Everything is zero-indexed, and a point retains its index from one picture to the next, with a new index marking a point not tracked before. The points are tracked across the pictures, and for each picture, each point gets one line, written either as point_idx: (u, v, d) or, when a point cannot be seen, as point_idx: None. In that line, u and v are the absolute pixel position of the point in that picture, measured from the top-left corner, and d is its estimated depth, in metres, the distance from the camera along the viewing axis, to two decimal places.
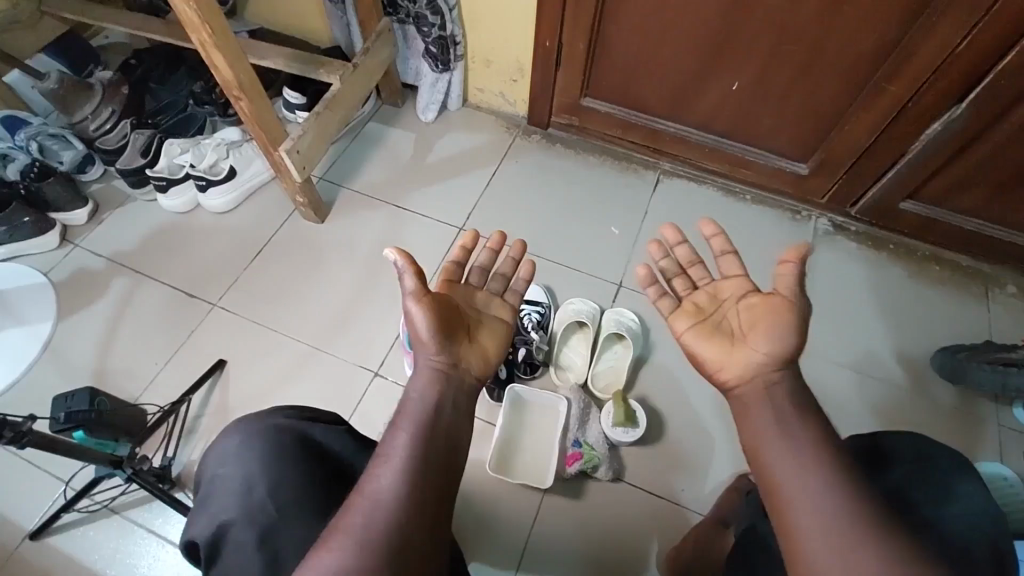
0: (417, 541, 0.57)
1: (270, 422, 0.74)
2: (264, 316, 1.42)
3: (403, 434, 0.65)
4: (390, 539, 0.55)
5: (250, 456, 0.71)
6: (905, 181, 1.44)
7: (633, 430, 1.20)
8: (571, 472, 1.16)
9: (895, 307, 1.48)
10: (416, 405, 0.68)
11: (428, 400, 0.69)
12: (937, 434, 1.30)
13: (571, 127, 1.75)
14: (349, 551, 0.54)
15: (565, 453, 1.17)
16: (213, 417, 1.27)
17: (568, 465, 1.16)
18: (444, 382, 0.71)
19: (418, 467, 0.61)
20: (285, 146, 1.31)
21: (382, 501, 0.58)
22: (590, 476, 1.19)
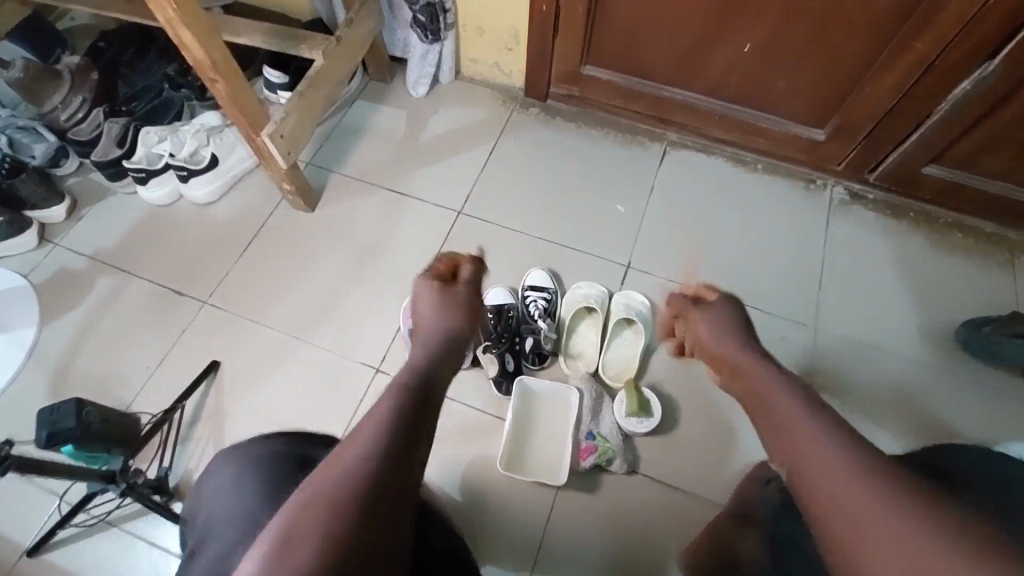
0: (386, 501, 0.56)
1: (267, 449, 0.73)
2: (257, 313, 1.35)
3: (383, 402, 0.65)
4: (363, 499, 0.54)
5: (247, 486, 0.68)
6: (930, 144, 1.35)
7: (647, 420, 1.17)
8: (585, 466, 1.12)
9: (917, 279, 1.42)
10: (404, 376, 0.70)
11: (421, 369, 0.73)
12: (962, 411, 1.26)
13: (571, 97, 1.65)
14: (312, 503, 0.53)
15: (578, 447, 1.13)
16: (208, 422, 1.23)
17: (582, 460, 1.12)
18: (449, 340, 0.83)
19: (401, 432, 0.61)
20: (268, 132, 1.21)
21: (363, 465, 0.56)
22: (604, 469, 1.15)
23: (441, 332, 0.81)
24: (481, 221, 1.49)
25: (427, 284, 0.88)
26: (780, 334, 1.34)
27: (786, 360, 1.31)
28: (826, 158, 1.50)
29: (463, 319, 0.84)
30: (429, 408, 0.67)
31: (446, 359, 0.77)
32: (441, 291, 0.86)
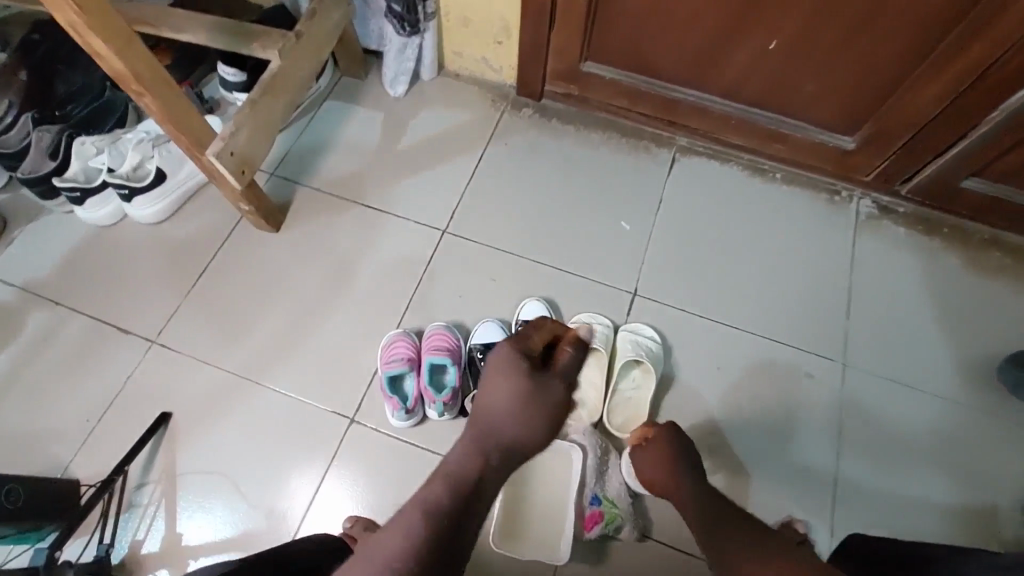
0: None
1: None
2: (214, 354, 1.19)
3: (400, 527, 0.54)
4: None
5: None
6: (974, 156, 1.20)
7: None
8: (590, 537, 0.99)
9: (952, 306, 1.28)
10: (437, 491, 0.57)
11: (463, 478, 0.59)
12: (1004, 458, 1.14)
13: (568, 97, 1.46)
14: None
15: (582, 515, 1.00)
16: (159, 485, 1.07)
17: (587, 529, 0.99)
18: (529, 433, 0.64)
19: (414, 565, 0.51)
20: (214, 149, 1.03)
21: None
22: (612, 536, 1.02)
23: (515, 432, 0.63)
24: (469, 241, 1.32)
25: (510, 356, 0.68)
26: (803, 371, 1.20)
27: (810, 401, 1.18)
28: (853, 168, 1.34)
29: (541, 425, 0.64)
30: (462, 536, 0.55)
31: (505, 466, 0.62)
32: (527, 378, 0.66)
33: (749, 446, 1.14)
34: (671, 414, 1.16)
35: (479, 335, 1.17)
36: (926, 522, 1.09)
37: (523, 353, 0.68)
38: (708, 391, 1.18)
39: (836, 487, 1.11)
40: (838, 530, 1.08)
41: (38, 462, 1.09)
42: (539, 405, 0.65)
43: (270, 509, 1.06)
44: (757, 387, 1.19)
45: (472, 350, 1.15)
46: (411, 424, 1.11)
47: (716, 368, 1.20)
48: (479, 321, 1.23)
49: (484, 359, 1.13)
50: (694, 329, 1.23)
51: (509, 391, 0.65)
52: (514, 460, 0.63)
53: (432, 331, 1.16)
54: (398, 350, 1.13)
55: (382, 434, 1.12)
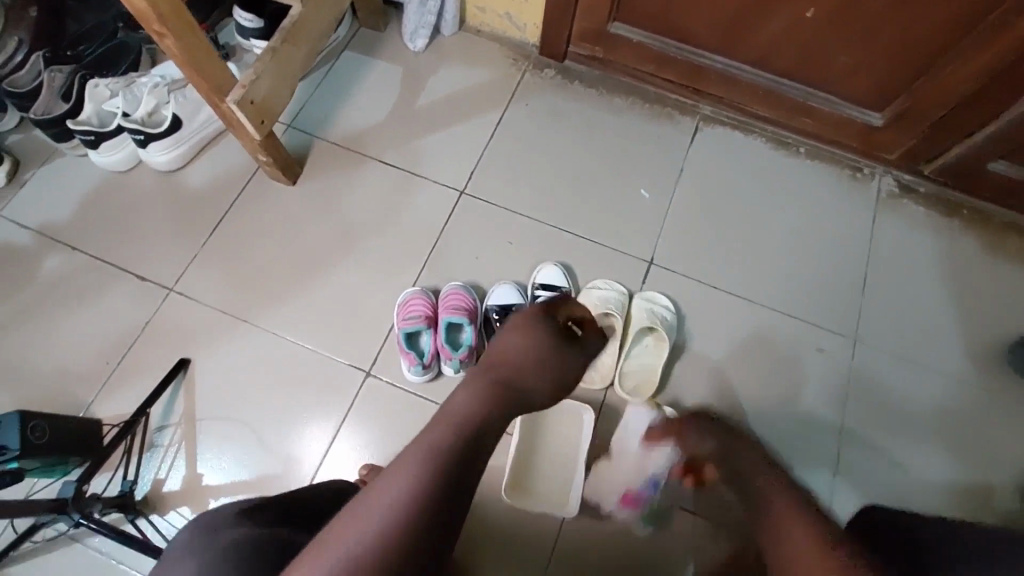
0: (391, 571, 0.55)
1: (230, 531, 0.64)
2: (230, 305, 1.20)
3: (413, 456, 0.63)
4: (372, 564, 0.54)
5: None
6: (1005, 138, 1.18)
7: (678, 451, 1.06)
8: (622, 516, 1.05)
9: (965, 288, 1.28)
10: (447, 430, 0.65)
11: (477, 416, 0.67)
12: (1003, 439, 1.16)
13: (592, 59, 1.43)
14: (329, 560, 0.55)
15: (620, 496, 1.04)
16: (180, 427, 1.10)
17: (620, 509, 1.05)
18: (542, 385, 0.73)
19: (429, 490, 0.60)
20: (233, 98, 1.01)
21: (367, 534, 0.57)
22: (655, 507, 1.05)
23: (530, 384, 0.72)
24: (487, 203, 1.31)
25: (531, 319, 0.78)
26: (813, 345, 1.22)
27: (817, 375, 1.19)
28: (879, 145, 1.33)
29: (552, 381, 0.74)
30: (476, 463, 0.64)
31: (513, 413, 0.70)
32: (545, 341, 0.75)
33: (756, 415, 1.17)
34: (681, 382, 1.17)
35: (495, 297, 1.18)
36: (922, 496, 1.13)
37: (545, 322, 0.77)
38: (719, 361, 1.20)
39: (838, 459, 1.14)
40: (837, 499, 1.11)
41: (59, 400, 1.12)
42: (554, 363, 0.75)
43: (287, 455, 1.09)
44: (767, 360, 1.20)
45: (488, 312, 1.16)
46: (425, 380, 1.12)
47: (728, 340, 1.21)
48: (495, 282, 1.24)
49: (500, 319, 1.14)
50: (708, 299, 1.24)
51: (524, 343, 0.75)
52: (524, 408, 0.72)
53: (449, 291, 1.16)
54: (414, 307, 1.13)
55: (397, 388, 1.13)
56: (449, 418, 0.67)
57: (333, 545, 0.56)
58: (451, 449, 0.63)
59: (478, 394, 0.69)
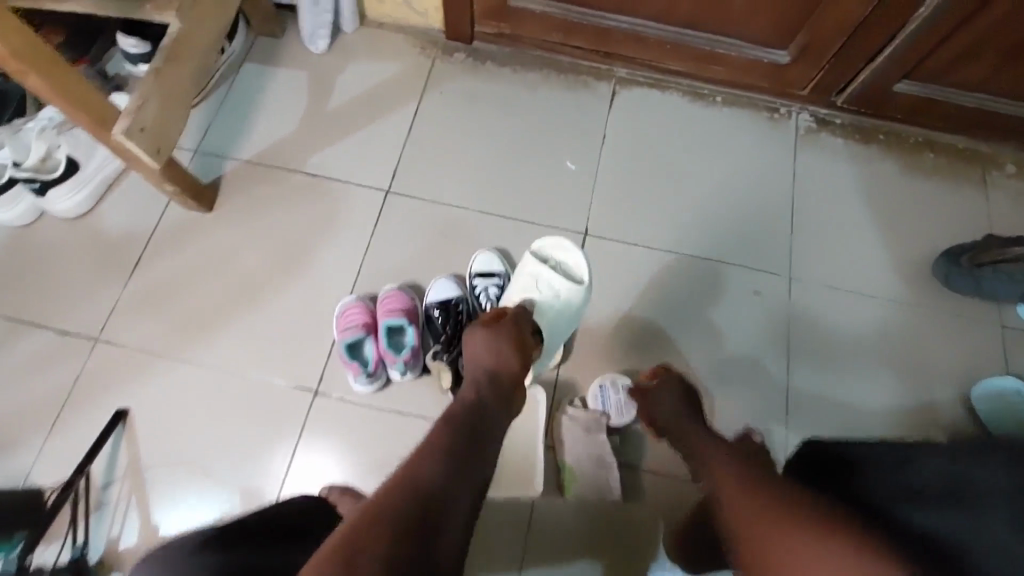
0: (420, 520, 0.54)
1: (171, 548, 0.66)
2: (161, 346, 1.15)
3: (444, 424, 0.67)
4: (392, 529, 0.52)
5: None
6: (904, 58, 1.21)
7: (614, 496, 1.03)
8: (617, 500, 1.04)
9: (890, 210, 1.31)
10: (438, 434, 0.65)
11: (457, 422, 0.68)
12: (941, 349, 1.21)
13: (500, 37, 1.40)
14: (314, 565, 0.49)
15: (609, 487, 1.04)
16: (126, 481, 1.06)
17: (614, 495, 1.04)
18: (501, 335, 0.85)
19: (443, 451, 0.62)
20: (120, 127, 0.96)
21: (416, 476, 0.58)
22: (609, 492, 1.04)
23: (496, 360, 0.82)
24: (412, 199, 1.28)
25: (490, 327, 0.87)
26: (752, 290, 1.24)
27: (760, 316, 1.22)
28: (790, 83, 1.34)
29: (509, 353, 0.83)
30: (480, 445, 0.66)
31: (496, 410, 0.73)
32: (505, 324, 0.87)
33: (706, 365, 1.18)
34: (631, 345, 1.18)
35: (435, 292, 1.16)
36: (872, 414, 1.16)
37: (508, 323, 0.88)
38: (665, 317, 1.21)
39: (787, 394, 1.17)
40: (792, 431, 1.14)
41: None
42: (508, 347, 0.84)
43: (244, 487, 1.07)
44: (710, 311, 1.22)
45: (429, 309, 1.14)
46: (375, 389, 1.11)
47: (670, 296, 1.22)
48: (433, 278, 1.22)
49: (442, 316, 1.13)
50: (646, 260, 1.25)
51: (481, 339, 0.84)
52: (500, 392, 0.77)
53: (386, 294, 1.14)
54: (352, 317, 1.11)
55: (348, 401, 1.11)
56: (438, 442, 0.63)
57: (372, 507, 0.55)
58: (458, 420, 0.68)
59: (494, 345, 0.83)
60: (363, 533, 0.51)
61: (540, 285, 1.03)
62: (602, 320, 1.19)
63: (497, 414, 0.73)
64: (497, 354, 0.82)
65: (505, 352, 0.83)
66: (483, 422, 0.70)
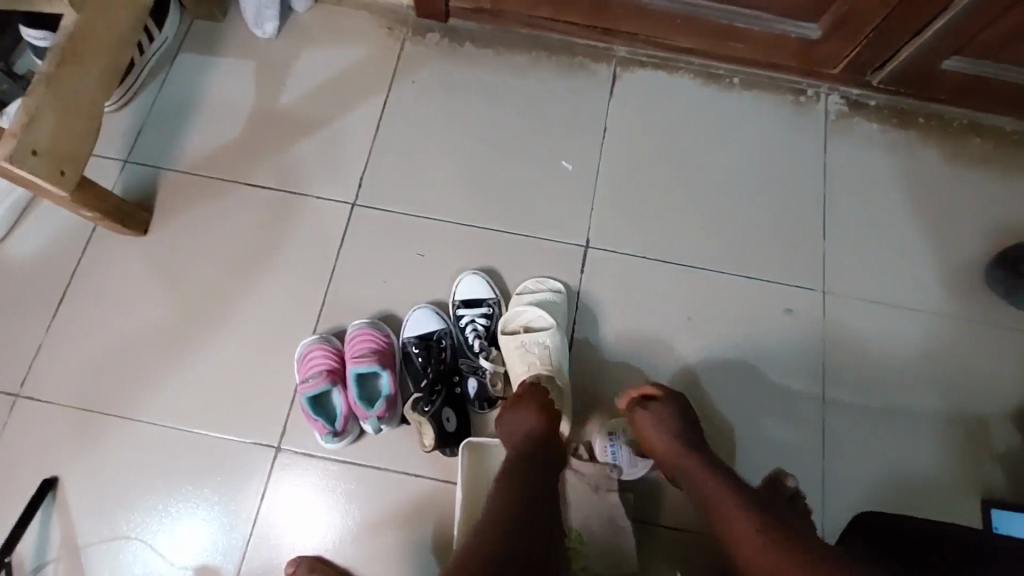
0: None
1: None
2: (95, 398, 0.99)
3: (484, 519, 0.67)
4: None
5: None
6: (960, 29, 1.01)
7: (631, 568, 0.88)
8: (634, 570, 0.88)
9: (934, 208, 1.14)
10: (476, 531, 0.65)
11: (496, 514, 0.67)
12: (996, 369, 1.05)
13: (480, 13, 1.19)
14: None
15: (625, 558, 0.88)
16: (60, 561, 0.91)
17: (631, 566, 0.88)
18: (528, 412, 0.85)
19: (483, 549, 0.62)
20: (4, 151, 0.77)
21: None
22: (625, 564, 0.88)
23: (529, 440, 0.81)
24: (383, 212, 1.10)
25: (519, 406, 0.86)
26: (779, 308, 1.07)
27: (789, 338, 1.06)
28: (819, 60, 1.15)
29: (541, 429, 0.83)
30: (526, 529, 0.65)
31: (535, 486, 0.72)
32: (530, 397, 0.87)
33: (729, 399, 1.02)
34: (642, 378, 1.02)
35: (411, 326, 1.00)
36: (921, 449, 1.01)
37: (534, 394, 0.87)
38: (680, 343, 1.05)
39: (823, 430, 1.01)
40: (829, 473, 0.99)
41: None
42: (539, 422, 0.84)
43: (197, 563, 0.92)
44: (732, 334, 1.06)
45: (406, 345, 0.99)
46: (347, 444, 0.95)
47: (685, 318, 1.06)
48: (411, 305, 1.05)
49: (422, 354, 0.97)
50: (656, 276, 1.08)
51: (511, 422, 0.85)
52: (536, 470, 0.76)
53: (354, 332, 0.97)
54: (314, 362, 0.94)
55: (316, 457, 0.96)
56: (479, 543, 0.63)
57: None
58: (496, 514, 0.67)
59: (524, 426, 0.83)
60: None
61: (527, 352, 0.96)
62: (606, 350, 1.03)
63: (542, 472, 0.76)
64: (526, 435, 0.82)
65: (537, 429, 0.83)
66: (535, 485, 0.73)
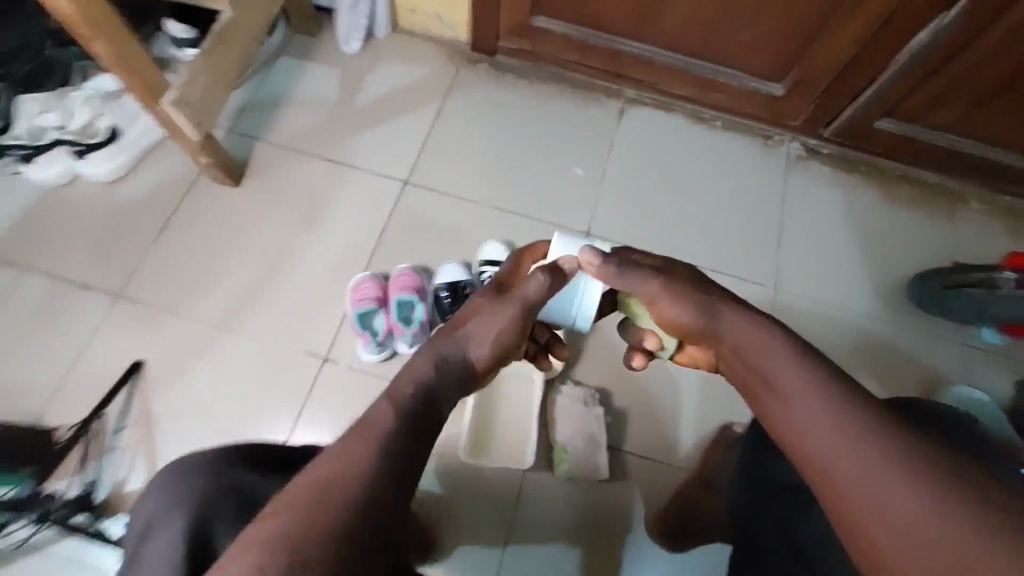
0: (362, 515, 0.49)
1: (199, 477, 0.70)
2: (181, 306, 1.21)
3: (388, 405, 0.58)
4: (326, 518, 0.48)
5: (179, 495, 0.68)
6: (886, 97, 1.33)
7: (599, 474, 1.10)
8: (602, 477, 1.11)
9: (870, 235, 1.42)
10: (385, 414, 0.57)
11: (410, 402, 0.59)
12: (911, 364, 1.29)
13: (521, 52, 1.52)
14: (268, 535, 0.47)
15: (594, 466, 1.10)
16: (136, 428, 1.11)
17: (599, 473, 1.10)
18: (501, 315, 0.69)
19: (389, 443, 0.54)
20: (169, 98, 1.04)
21: (347, 474, 0.51)
22: (593, 471, 1.10)
23: (487, 342, 0.67)
24: (428, 190, 1.37)
25: (498, 306, 0.69)
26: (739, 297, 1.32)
27: None
28: (783, 113, 1.46)
29: (507, 339, 0.69)
30: (430, 433, 0.59)
31: (452, 381, 0.64)
32: (511, 305, 0.69)
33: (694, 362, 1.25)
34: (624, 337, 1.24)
35: (444, 276, 1.23)
36: None
37: (520, 305, 0.69)
38: None
39: None
40: None
41: (10, 414, 1.11)
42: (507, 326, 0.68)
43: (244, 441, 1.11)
44: None
45: (438, 290, 1.20)
46: (382, 359, 1.18)
47: None
48: (443, 262, 1.30)
49: (450, 296, 1.19)
50: None
51: (487, 317, 0.69)
52: (465, 369, 0.66)
53: (399, 272, 1.22)
54: (366, 290, 1.19)
55: (356, 370, 1.18)
56: (380, 427, 0.55)
57: (302, 495, 0.50)
58: (410, 411, 0.58)
59: (496, 321, 0.68)
60: (291, 531, 0.47)
61: None
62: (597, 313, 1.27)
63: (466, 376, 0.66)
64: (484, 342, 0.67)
65: (501, 335, 0.68)
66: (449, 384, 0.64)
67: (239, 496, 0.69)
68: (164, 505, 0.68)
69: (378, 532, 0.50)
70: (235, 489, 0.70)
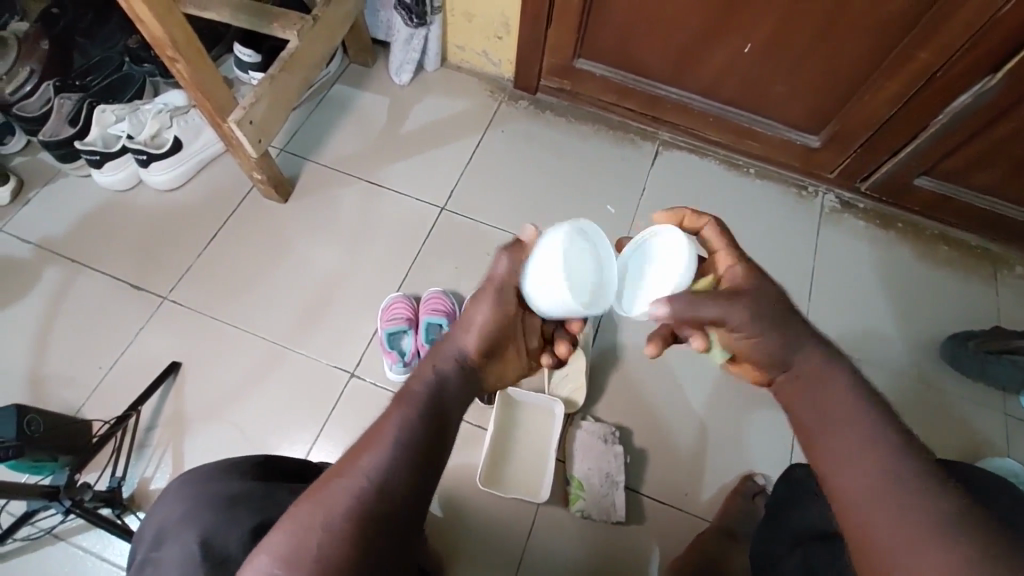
0: (384, 514, 0.53)
1: (212, 486, 0.70)
2: (220, 312, 1.27)
3: (403, 408, 0.61)
4: (350, 519, 0.52)
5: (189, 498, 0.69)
6: (923, 156, 1.33)
7: (615, 515, 1.09)
8: (618, 518, 1.09)
9: (904, 292, 1.40)
10: (398, 418, 0.59)
11: (422, 407, 0.61)
12: (944, 428, 1.25)
13: (562, 91, 1.58)
14: (296, 532, 0.51)
15: (610, 505, 1.10)
16: (167, 428, 1.16)
17: (615, 514, 1.09)
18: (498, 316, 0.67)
19: (405, 449, 0.57)
20: (235, 116, 1.12)
21: (367, 480, 0.54)
22: (609, 511, 1.09)
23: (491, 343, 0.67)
24: (464, 218, 1.42)
25: (496, 306, 0.67)
26: None
27: None
28: (818, 164, 1.47)
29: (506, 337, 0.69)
30: (445, 433, 0.61)
31: (464, 382, 0.66)
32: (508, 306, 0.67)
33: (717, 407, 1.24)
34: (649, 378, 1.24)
35: None
36: None
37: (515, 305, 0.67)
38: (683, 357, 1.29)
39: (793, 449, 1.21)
40: None
41: (53, 404, 1.17)
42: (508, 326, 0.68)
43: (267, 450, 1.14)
44: None
45: None
46: None
47: None
48: (473, 289, 1.33)
49: None
50: None
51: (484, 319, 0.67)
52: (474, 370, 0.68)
53: (429, 294, 1.25)
54: (397, 310, 1.22)
55: (381, 388, 1.20)
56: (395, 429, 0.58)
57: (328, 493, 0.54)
58: (422, 416, 0.60)
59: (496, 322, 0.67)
60: (319, 531, 0.51)
61: None
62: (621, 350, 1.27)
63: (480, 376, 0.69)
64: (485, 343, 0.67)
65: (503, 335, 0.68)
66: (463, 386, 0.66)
67: (250, 503, 0.68)
68: (180, 515, 0.68)
69: (399, 527, 0.54)
70: (242, 498, 0.68)
